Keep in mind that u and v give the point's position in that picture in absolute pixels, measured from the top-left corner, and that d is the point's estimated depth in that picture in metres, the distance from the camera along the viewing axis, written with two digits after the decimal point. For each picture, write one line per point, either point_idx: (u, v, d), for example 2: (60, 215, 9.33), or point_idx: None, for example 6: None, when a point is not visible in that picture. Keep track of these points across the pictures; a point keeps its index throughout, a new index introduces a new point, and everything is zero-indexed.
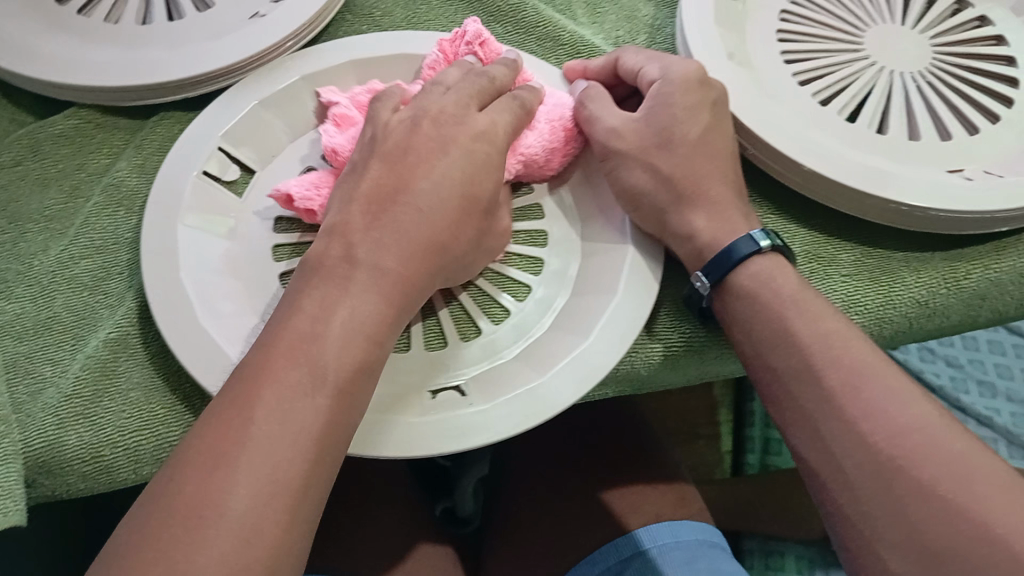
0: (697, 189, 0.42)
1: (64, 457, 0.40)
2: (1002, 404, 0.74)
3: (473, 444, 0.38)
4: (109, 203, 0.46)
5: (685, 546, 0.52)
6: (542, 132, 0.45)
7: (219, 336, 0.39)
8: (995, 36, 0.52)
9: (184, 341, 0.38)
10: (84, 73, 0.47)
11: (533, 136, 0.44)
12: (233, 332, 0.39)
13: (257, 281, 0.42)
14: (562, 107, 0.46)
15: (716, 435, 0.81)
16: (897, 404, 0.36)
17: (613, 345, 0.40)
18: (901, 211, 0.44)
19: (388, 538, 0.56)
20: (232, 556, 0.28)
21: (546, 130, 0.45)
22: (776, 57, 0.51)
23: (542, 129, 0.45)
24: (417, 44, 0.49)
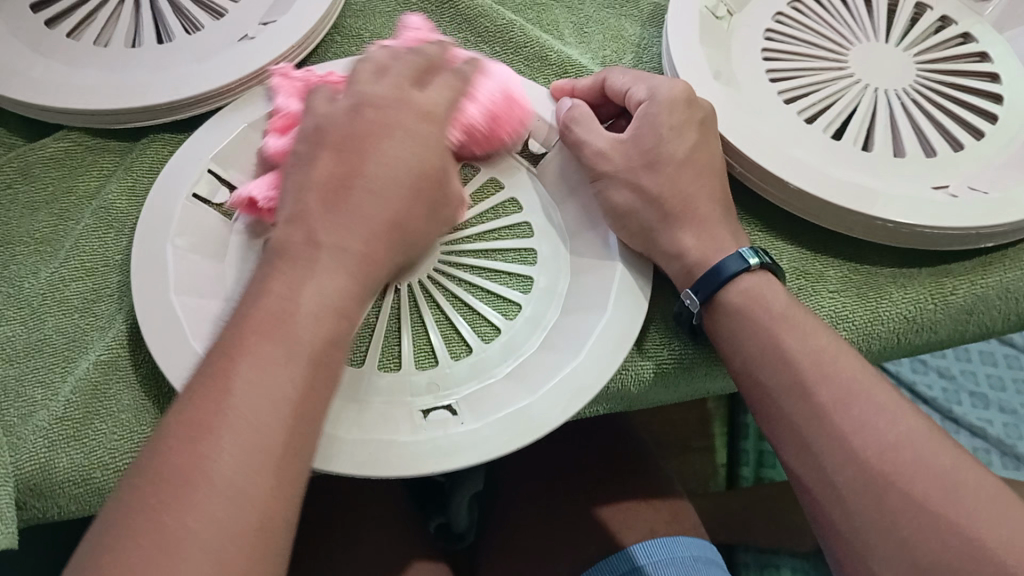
0: (684, 208, 0.43)
1: (55, 480, 0.40)
2: (994, 414, 0.74)
3: (465, 462, 0.38)
4: (100, 224, 0.46)
5: (679, 563, 0.53)
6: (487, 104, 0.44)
7: (186, 327, 0.39)
8: (979, 53, 0.53)
9: (176, 364, 0.38)
10: (74, 97, 0.47)
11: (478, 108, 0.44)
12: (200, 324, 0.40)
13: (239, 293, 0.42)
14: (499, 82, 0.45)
15: (710, 448, 0.82)
16: (885, 421, 0.36)
17: (603, 363, 0.40)
18: (887, 227, 0.45)
19: (381, 556, 0.56)
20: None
21: (491, 104, 0.44)
22: (763, 75, 0.51)
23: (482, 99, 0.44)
24: None
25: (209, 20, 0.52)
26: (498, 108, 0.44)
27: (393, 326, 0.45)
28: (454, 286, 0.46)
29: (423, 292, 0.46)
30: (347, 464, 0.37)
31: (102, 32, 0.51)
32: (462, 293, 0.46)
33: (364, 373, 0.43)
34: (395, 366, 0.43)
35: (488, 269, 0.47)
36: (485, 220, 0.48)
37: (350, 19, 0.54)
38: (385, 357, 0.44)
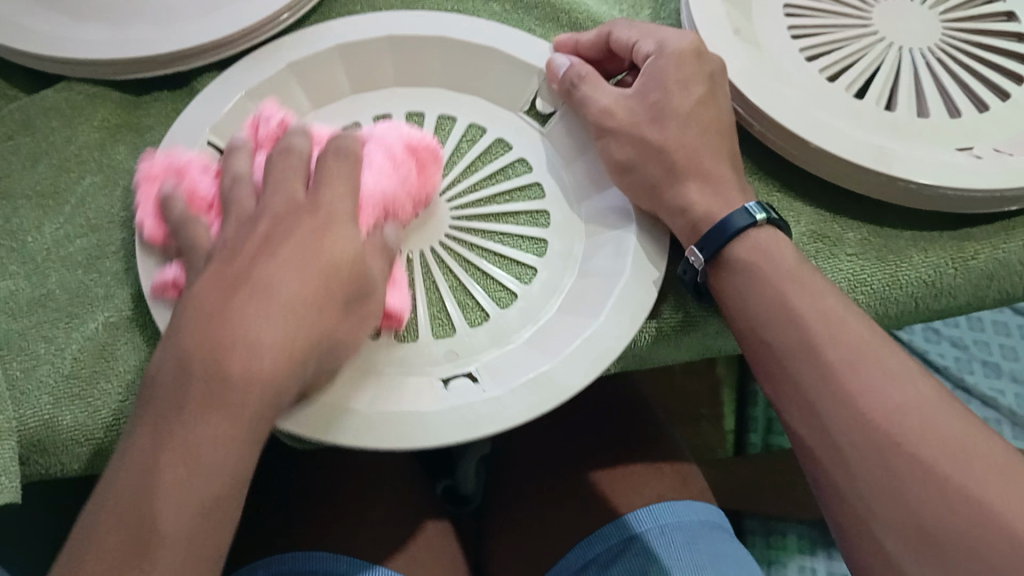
0: (691, 163, 0.42)
1: (59, 437, 0.40)
2: (1007, 384, 0.73)
3: (490, 431, 0.37)
4: (107, 182, 0.46)
5: (687, 527, 0.53)
6: (387, 169, 0.41)
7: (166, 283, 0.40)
8: (1005, 13, 0.51)
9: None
10: (74, 46, 0.46)
11: (375, 177, 0.41)
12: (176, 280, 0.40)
13: None
14: (390, 139, 0.42)
15: (717, 416, 0.81)
16: (894, 382, 0.35)
17: (624, 323, 0.40)
18: (908, 189, 0.44)
19: (388, 519, 0.55)
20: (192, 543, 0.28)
21: (391, 169, 0.41)
22: (783, 33, 0.50)
23: (386, 170, 0.41)
24: (420, 23, 0.48)
25: None
26: (404, 167, 0.42)
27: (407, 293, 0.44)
28: (466, 250, 0.45)
29: (435, 258, 0.45)
30: (361, 436, 0.37)
31: None
32: (474, 257, 0.45)
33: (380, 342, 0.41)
34: (412, 337, 0.42)
35: (501, 232, 0.46)
36: (496, 182, 0.48)
37: None
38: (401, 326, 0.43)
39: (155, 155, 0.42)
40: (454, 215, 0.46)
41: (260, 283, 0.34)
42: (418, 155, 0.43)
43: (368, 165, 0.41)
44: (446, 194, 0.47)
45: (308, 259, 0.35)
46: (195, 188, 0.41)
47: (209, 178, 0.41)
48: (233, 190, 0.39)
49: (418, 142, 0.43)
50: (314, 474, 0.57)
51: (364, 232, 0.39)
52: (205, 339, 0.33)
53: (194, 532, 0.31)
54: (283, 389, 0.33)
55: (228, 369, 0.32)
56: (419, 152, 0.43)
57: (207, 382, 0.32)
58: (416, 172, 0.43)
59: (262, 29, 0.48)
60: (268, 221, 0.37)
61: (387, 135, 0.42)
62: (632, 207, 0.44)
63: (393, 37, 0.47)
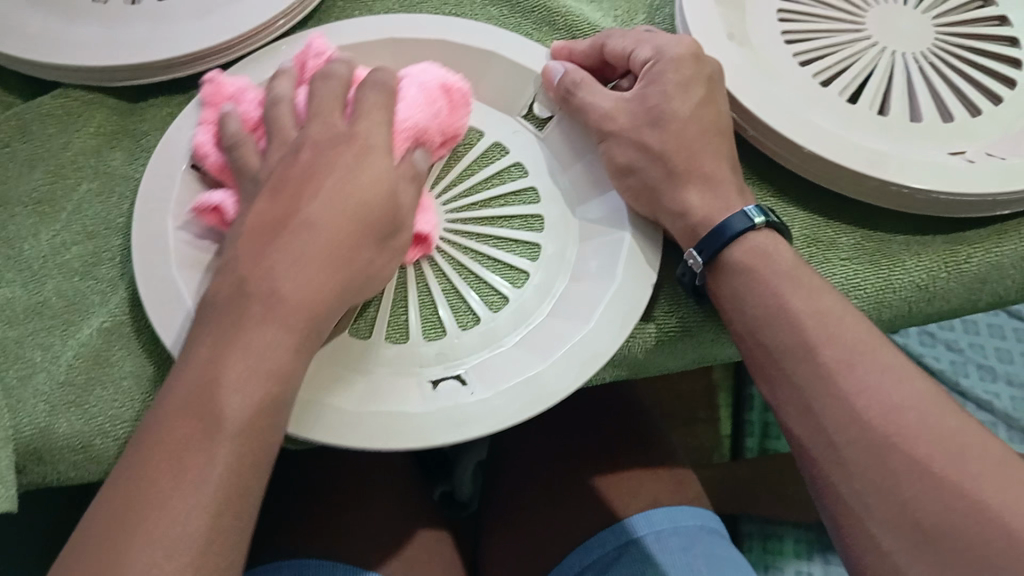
0: (689, 166, 0.42)
1: (55, 444, 0.40)
2: (1002, 387, 0.73)
3: (477, 433, 0.38)
4: (102, 189, 0.46)
5: (683, 532, 0.53)
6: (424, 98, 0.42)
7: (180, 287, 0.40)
8: (998, 17, 0.52)
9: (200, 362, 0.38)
10: (70, 52, 0.46)
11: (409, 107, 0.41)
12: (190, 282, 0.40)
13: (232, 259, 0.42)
14: (427, 76, 0.43)
15: (714, 419, 0.81)
16: (891, 382, 0.35)
17: (614, 327, 0.40)
18: (902, 193, 0.44)
19: (386, 525, 0.55)
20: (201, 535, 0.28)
21: (425, 102, 0.42)
22: (777, 37, 0.50)
23: (420, 101, 0.41)
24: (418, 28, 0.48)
25: None
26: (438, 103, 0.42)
27: (400, 296, 0.44)
28: (460, 254, 0.45)
29: (429, 261, 0.45)
30: (355, 439, 0.37)
31: None
32: (467, 259, 0.45)
33: (371, 344, 0.42)
34: (402, 338, 0.43)
35: (494, 236, 0.46)
36: (492, 186, 0.48)
37: None
38: (393, 329, 0.43)
39: (217, 77, 0.44)
40: (448, 216, 0.46)
41: (299, 222, 0.36)
42: (451, 95, 0.43)
43: (403, 95, 0.41)
44: (442, 196, 0.47)
45: (346, 198, 0.37)
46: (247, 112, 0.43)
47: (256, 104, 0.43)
48: (272, 110, 0.41)
49: (453, 82, 0.43)
50: (315, 474, 0.57)
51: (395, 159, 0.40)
52: (253, 263, 0.35)
53: (253, 431, 0.32)
54: (319, 323, 0.35)
55: (281, 288, 0.34)
56: (452, 92, 0.43)
57: (261, 302, 0.34)
58: (451, 104, 0.43)
59: (257, 34, 0.48)
60: (312, 148, 0.38)
61: (424, 72, 0.43)
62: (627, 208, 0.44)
63: (394, 40, 0.47)
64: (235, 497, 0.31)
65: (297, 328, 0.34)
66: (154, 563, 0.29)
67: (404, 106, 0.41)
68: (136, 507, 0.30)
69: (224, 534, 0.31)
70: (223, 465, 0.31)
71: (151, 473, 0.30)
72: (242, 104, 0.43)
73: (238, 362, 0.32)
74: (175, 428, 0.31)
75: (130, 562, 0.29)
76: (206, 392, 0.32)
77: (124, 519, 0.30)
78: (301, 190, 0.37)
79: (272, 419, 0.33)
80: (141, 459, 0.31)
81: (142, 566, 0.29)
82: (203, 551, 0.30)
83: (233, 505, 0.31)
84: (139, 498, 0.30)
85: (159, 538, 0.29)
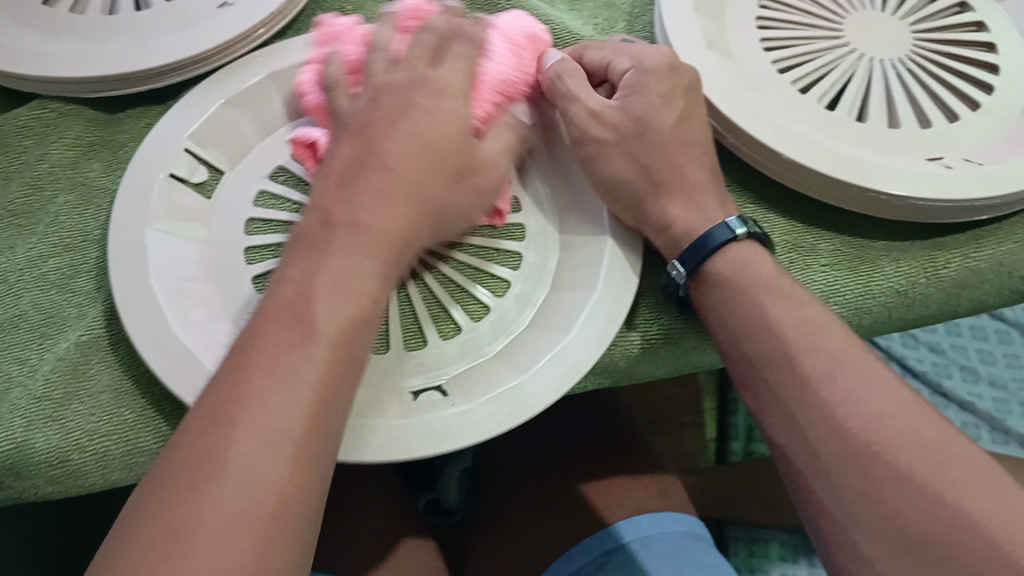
0: (671, 177, 0.42)
1: (31, 460, 0.39)
2: (984, 388, 0.74)
3: (458, 445, 0.37)
4: (80, 201, 0.45)
5: (668, 538, 0.53)
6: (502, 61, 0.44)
7: (194, 343, 0.38)
8: (975, 23, 0.52)
9: (181, 380, 0.37)
10: (45, 64, 0.46)
11: (492, 64, 0.43)
12: (183, 307, 0.40)
13: (228, 287, 0.42)
14: (515, 32, 0.45)
15: (700, 424, 0.81)
16: (872, 391, 0.35)
17: (594, 338, 0.40)
18: (880, 200, 0.44)
19: (370, 536, 0.55)
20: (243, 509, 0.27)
21: (508, 57, 0.44)
22: (756, 45, 0.50)
23: (501, 56, 0.44)
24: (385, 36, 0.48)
25: None
26: (521, 60, 0.44)
27: None
28: (441, 263, 0.45)
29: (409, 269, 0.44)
30: (338, 448, 0.37)
31: (79, 1, 0.50)
32: (447, 269, 0.45)
33: None
34: (383, 349, 0.42)
35: (475, 245, 0.46)
36: None
37: None
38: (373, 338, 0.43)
39: (327, 21, 0.46)
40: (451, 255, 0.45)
41: (377, 161, 0.37)
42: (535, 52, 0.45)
43: (490, 48, 0.44)
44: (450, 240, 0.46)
45: (418, 137, 0.38)
46: (349, 56, 0.44)
47: (359, 47, 0.44)
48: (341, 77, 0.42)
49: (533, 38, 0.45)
50: None
51: (477, 116, 0.43)
52: (336, 200, 0.35)
53: (344, 344, 0.32)
54: (394, 258, 0.36)
55: (364, 220, 0.35)
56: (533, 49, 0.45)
57: (347, 232, 0.34)
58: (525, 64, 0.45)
59: (237, 44, 0.48)
60: (391, 95, 0.39)
61: (513, 26, 0.45)
62: (599, 218, 0.45)
63: None
64: (326, 409, 0.31)
65: (378, 255, 0.35)
66: (253, 458, 0.28)
67: (487, 62, 0.43)
68: (228, 409, 0.29)
69: (315, 444, 0.30)
70: (317, 371, 0.31)
71: (252, 373, 0.30)
72: (346, 45, 0.44)
73: (327, 277, 0.33)
74: (268, 342, 0.31)
75: (224, 459, 0.28)
76: (300, 305, 0.32)
77: (220, 419, 0.29)
78: (380, 130, 0.38)
79: (359, 340, 0.33)
80: (228, 371, 0.30)
81: (242, 464, 0.28)
82: (296, 453, 0.29)
83: (325, 416, 0.30)
84: (237, 399, 0.29)
85: (257, 436, 0.28)
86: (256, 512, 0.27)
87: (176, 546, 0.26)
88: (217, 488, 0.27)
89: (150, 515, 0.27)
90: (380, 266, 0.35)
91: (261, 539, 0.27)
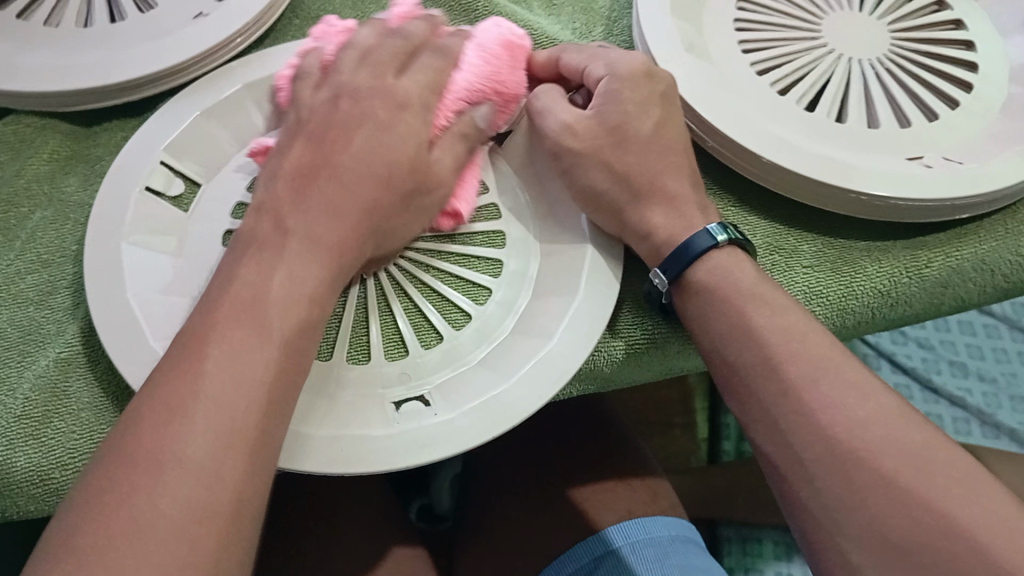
0: (650, 185, 0.42)
1: (12, 479, 0.39)
2: (973, 383, 0.74)
3: (441, 455, 0.37)
4: (57, 217, 0.45)
5: (658, 543, 0.53)
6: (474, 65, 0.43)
7: (145, 329, 0.38)
8: (954, 21, 0.52)
9: (130, 367, 0.37)
10: (18, 77, 0.46)
11: (462, 77, 0.43)
12: (159, 317, 0.39)
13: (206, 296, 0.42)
14: (489, 39, 0.44)
15: (690, 423, 0.81)
16: (854, 396, 0.35)
17: (576, 344, 0.40)
18: (861, 200, 0.44)
19: (359, 545, 0.55)
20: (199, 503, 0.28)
21: (478, 66, 0.43)
22: (735, 47, 0.50)
23: (471, 67, 0.43)
24: None
25: None
26: (494, 68, 0.44)
27: (362, 317, 0.43)
28: (422, 273, 0.45)
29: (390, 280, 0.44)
30: (315, 462, 0.37)
31: (53, 13, 0.49)
32: (428, 279, 0.45)
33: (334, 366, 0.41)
34: (364, 359, 0.42)
35: (456, 254, 0.46)
36: None
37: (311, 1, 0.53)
38: (354, 349, 0.43)
39: (327, 21, 0.46)
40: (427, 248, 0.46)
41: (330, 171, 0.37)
42: (512, 58, 0.44)
43: (460, 59, 0.43)
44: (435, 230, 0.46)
45: (375, 148, 0.38)
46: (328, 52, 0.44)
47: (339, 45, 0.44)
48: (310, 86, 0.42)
49: (510, 44, 0.44)
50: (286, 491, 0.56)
51: (438, 126, 0.42)
52: (288, 203, 0.36)
53: (296, 345, 0.33)
54: (342, 267, 0.36)
55: (318, 230, 0.36)
56: (511, 55, 0.44)
57: (301, 241, 0.35)
58: (504, 66, 0.44)
59: (214, 55, 0.47)
60: (353, 103, 0.40)
61: (489, 33, 0.44)
62: (577, 222, 0.45)
63: None
64: (278, 409, 0.31)
65: (329, 265, 0.35)
66: (208, 452, 0.29)
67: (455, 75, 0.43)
68: (183, 399, 0.29)
69: (268, 441, 0.31)
70: (272, 371, 0.31)
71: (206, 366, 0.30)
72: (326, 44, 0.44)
73: (282, 282, 0.33)
74: (224, 336, 0.31)
75: (178, 449, 0.28)
76: (256, 304, 0.32)
77: (174, 410, 0.29)
78: (336, 142, 0.38)
79: (308, 339, 0.34)
80: (181, 361, 0.31)
81: (197, 457, 0.28)
82: (250, 450, 0.30)
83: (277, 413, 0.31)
84: (192, 390, 0.30)
85: (211, 430, 0.29)
86: (209, 504, 0.28)
87: (138, 538, 0.27)
88: (171, 479, 0.28)
89: (97, 503, 0.27)
90: (331, 272, 0.36)
91: (219, 534, 0.28)
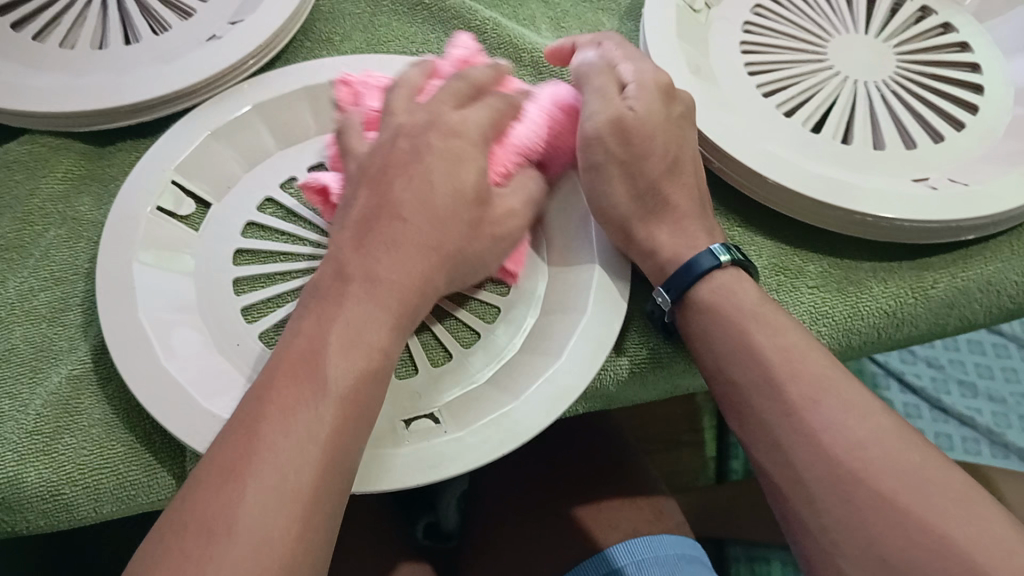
0: (654, 206, 0.42)
1: (23, 494, 0.39)
2: (983, 403, 0.74)
3: (449, 474, 0.37)
4: (70, 235, 0.46)
5: (664, 561, 0.53)
6: (536, 125, 0.42)
7: (196, 392, 0.38)
8: (959, 44, 0.53)
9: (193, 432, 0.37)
10: (32, 97, 0.46)
11: (523, 131, 0.42)
12: (169, 341, 0.40)
13: (218, 317, 0.43)
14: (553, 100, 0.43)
15: (698, 442, 0.81)
16: (854, 416, 0.35)
17: (584, 364, 0.40)
18: (865, 221, 0.44)
19: (367, 565, 0.55)
20: (261, 541, 0.28)
21: (540, 125, 0.42)
22: (741, 70, 0.51)
23: (533, 124, 0.42)
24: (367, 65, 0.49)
25: (177, 20, 0.51)
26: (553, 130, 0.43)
27: None
28: None
29: None
30: (379, 483, 0.37)
31: (68, 34, 0.50)
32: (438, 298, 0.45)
33: None
34: None
35: None
36: None
37: (321, 24, 0.54)
38: None
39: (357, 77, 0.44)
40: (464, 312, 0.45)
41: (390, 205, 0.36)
42: (572, 122, 0.44)
43: (523, 111, 0.42)
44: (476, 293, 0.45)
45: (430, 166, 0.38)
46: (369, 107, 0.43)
47: (378, 98, 0.44)
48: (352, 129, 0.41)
49: (573, 108, 0.44)
50: None
51: (495, 179, 0.42)
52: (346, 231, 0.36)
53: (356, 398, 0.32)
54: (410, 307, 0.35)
55: (378, 268, 0.35)
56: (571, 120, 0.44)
57: (362, 285, 0.34)
58: (567, 140, 0.44)
59: (225, 78, 0.48)
60: (407, 140, 0.39)
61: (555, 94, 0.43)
62: (584, 249, 0.45)
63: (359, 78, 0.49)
64: (336, 464, 0.30)
65: (392, 312, 0.34)
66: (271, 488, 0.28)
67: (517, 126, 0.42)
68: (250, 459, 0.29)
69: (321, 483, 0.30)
70: (328, 428, 0.30)
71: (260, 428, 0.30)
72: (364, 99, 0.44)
73: (337, 333, 0.32)
74: (299, 373, 0.31)
75: (243, 502, 0.28)
76: (310, 360, 0.31)
77: (231, 475, 0.29)
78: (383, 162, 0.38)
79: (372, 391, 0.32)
80: (253, 405, 0.31)
81: (252, 526, 0.28)
82: (314, 486, 0.29)
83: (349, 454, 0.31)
84: (254, 442, 0.29)
85: (287, 467, 0.29)
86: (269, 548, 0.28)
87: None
88: (226, 537, 0.28)
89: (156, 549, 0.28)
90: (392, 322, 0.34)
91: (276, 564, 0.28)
